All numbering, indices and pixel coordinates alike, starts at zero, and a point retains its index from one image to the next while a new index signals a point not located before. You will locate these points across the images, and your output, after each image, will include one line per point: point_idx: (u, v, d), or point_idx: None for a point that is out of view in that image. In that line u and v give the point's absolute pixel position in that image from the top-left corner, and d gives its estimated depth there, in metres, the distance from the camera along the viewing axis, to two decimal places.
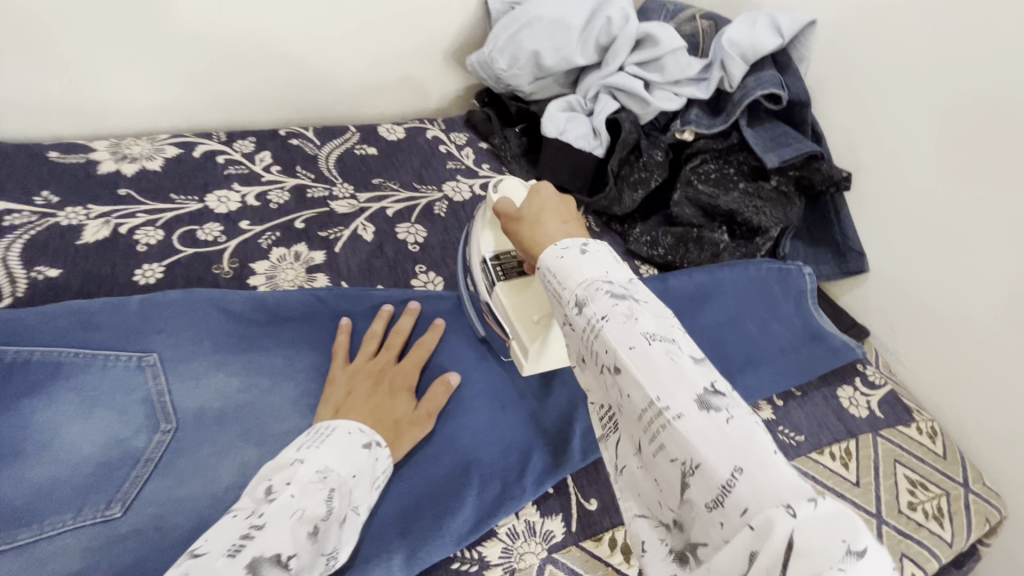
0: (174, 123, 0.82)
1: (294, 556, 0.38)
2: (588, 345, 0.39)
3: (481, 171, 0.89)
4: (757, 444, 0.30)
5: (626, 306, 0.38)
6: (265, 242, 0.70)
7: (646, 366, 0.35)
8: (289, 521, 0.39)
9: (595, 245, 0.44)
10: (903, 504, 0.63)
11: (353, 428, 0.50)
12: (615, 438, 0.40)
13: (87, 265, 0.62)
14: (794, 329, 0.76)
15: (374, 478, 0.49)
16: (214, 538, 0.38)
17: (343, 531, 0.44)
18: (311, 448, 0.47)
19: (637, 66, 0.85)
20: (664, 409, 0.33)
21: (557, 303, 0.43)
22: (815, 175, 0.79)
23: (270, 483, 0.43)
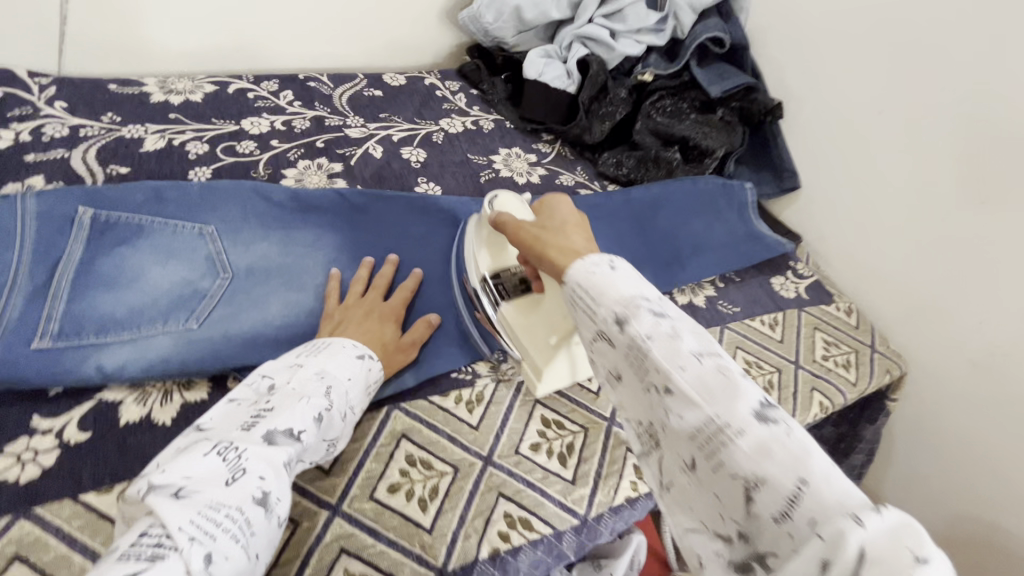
0: (208, 68, 0.96)
1: (301, 433, 0.46)
2: (629, 361, 0.43)
3: (472, 111, 1.04)
4: (817, 460, 0.34)
5: (668, 327, 0.42)
6: (292, 156, 0.84)
7: (702, 388, 0.39)
8: (295, 405, 0.47)
9: (621, 261, 0.47)
10: (818, 355, 0.78)
11: (347, 343, 0.57)
12: (657, 454, 0.43)
13: (150, 166, 0.75)
14: (737, 231, 0.90)
15: (366, 385, 0.56)
16: (227, 417, 0.47)
17: (344, 424, 0.52)
18: (310, 356, 0.54)
19: (604, 18, 1.00)
20: (726, 428, 0.37)
21: (585, 319, 0.47)
22: (753, 105, 0.94)
23: (272, 382, 0.50)
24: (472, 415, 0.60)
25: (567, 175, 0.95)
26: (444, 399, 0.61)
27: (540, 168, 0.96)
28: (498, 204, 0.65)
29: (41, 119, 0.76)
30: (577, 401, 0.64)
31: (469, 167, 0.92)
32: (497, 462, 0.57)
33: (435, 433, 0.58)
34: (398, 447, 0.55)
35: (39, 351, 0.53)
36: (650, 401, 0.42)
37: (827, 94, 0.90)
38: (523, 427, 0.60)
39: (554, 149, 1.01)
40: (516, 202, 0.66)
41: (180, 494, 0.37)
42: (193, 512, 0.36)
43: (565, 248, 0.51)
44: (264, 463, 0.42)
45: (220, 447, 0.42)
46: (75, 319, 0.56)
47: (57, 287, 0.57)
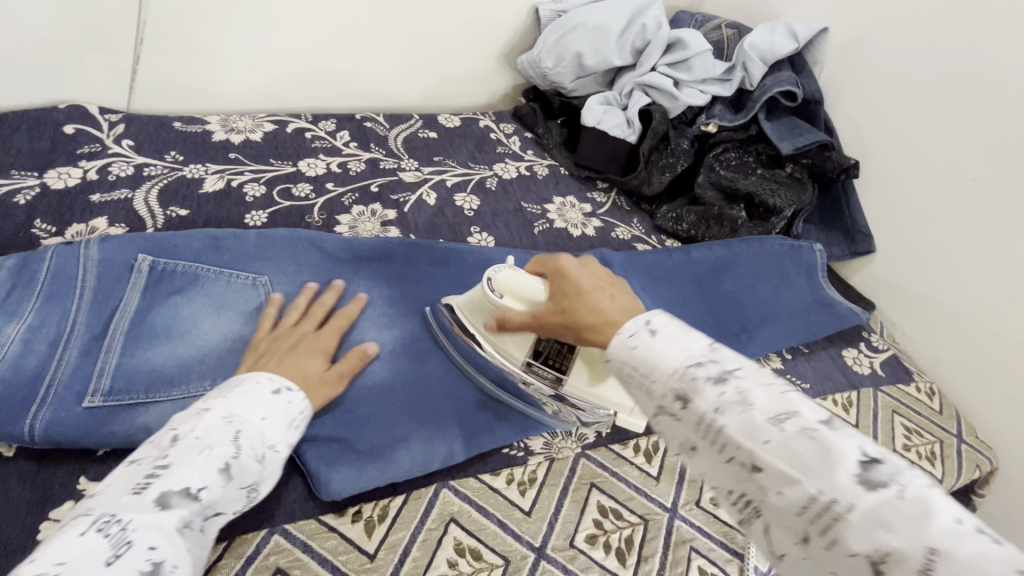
0: (269, 106, 0.97)
1: (202, 489, 0.40)
2: (699, 435, 0.39)
3: (526, 156, 1.01)
4: (941, 519, 0.30)
5: (735, 392, 0.38)
6: (345, 200, 0.83)
7: (796, 461, 0.35)
8: (198, 457, 0.41)
9: (658, 319, 0.44)
10: (897, 445, 0.71)
11: (261, 376, 0.52)
12: (755, 520, 0.38)
13: (208, 208, 0.75)
14: (805, 297, 0.85)
15: (289, 420, 0.51)
16: (117, 479, 0.39)
17: (263, 467, 0.46)
18: (218, 398, 0.48)
19: (669, 67, 0.97)
20: (834, 502, 0.33)
21: (641, 396, 0.44)
22: (826, 163, 0.89)
23: (175, 432, 0.43)
24: (525, 499, 0.56)
25: (623, 228, 0.92)
26: (495, 477, 0.58)
27: (595, 219, 0.92)
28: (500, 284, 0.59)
29: (109, 157, 0.78)
30: (636, 487, 0.59)
31: (522, 216, 0.89)
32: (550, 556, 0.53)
33: (485, 517, 0.54)
34: (446, 533, 0.52)
35: (91, 407, 0.54)
36: (675, 432, 0.42)
37: (907, 154, 0.85)
38: (579, 515, 0.56)
39: (609, 199, 0.97)
40: (521, 274, 0.58)
41: None
42: None
43: (598, 315, 0.48)
44: (157, 530, 0.36)
45: (102, 520, 0.35)
46: (127, 374, 0.57)
47: (112, 340, 0.59)
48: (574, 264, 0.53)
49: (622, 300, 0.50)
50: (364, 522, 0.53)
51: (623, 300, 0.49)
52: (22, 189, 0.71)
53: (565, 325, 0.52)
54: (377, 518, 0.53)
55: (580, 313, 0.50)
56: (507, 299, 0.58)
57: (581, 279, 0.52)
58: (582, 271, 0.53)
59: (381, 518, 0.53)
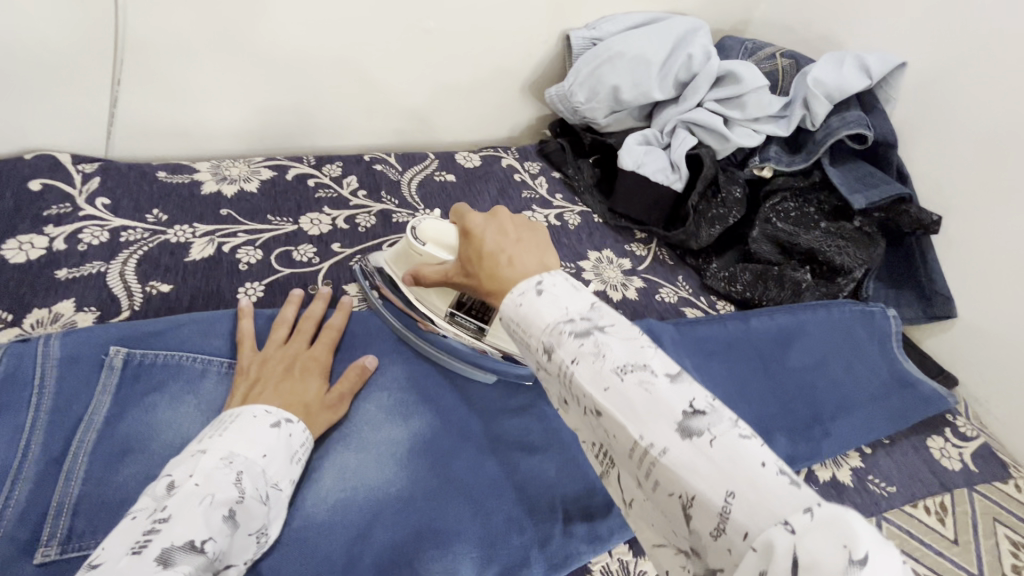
0: (267, 147, 0.86)
1: (207, 542, 0.38)
2: (585, 424, 0.37)
3: (555, 201, 0.90)
4: (824, 505, 0.26)
5: (592, 345, 0.35)
6: (355, 265, 0.73)
7: (646, 427, 0.32)
8: (199, 506, 0.39)
9: (549, 280, 0.40)
10: (1008, 567, 0.60)
11: (258, 411, 0.49)
12: (614, 474, 0.36)
13: (195, 282, 0.65)
14: (882, 374, 0.74)
15: (291, 453, 0.49)
16: (113, 542, 0.37)
17: (268, 509, 0.46)
18: (213, 438, 0.46)
19: (717, 103, 0.86)
20: (648, 449, 0.32)
21: (527, 354, 0.40)
22: (901, 218, 0.77)
23: (172, 479, 0.42)
24: None
25: (668, 289, 0.81)
26: None
27: (637, 278, 0.81)
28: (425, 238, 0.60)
29: (80, 220, 0.67)
30: None
31: None
32: None
33: None
34: None
35: (44, 564, 0.43)
36: (553, 387, 0.39)
37: (1002, 213, 0.73)
38: None
39: (650, 252, 0.86)
40: (443, 227, 0.60)
41: None
42: None
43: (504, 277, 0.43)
44: None
45: None
46: (91, 511, 0.46)
47: (73, 465, 0.47)
48: (477, 222, 0.48)
49: (525, 260, 0.43)
50: None
51: (523, 258, 0.43)
52: None
53: (473, 285, 0.49)
54: None
55: (482, 277, 0.45)
56: (430, 247, 0.60)
57: (484, 240, 0.46)
58: (489, 227, 0.47)
59: None
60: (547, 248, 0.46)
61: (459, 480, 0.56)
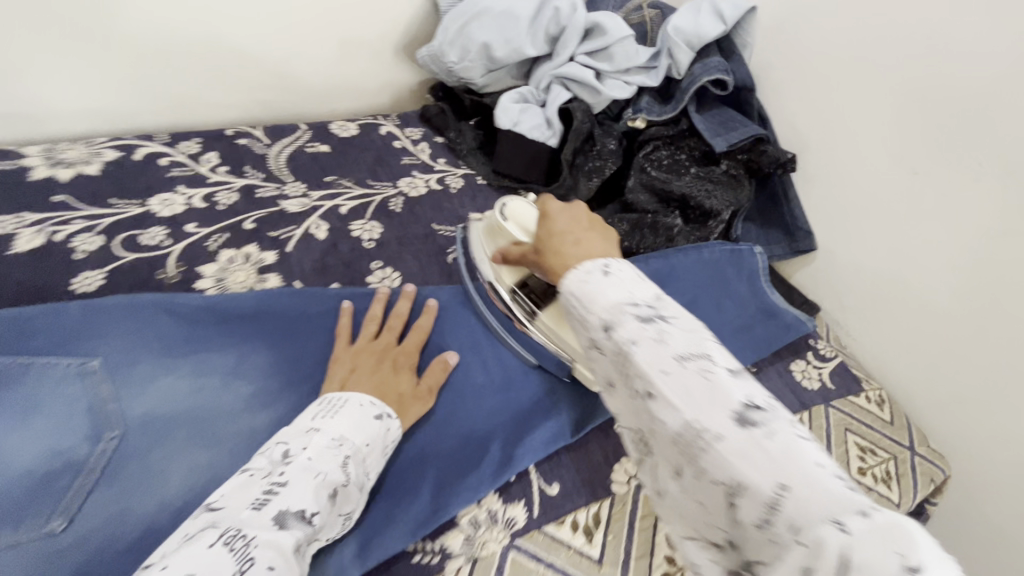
0: (113, 126, 0.79)
1: (315, 514, 0.41)
2: (617, 368, 0.38)
3: (437, 165, 0.89)
4: (925, 543, 0.26)
5: (657, 332, 0.36)
6: (211, 245, 0.68)
7: (688, 397, 0.34)
8: (311, 480, 0.42)
9: (618, 265, 0.41)
10: (853, 470, 0.66)
11: (365, 401, 0.51)
12: (648, 461, 0.38)
13: (20, 276, 0.59)
14: (749, 306, 0.79)
15: (384, 447, 0.50)
16: (237, 491, 0.41)
17: (360, 496, 0.47)
18: (326, 419, 0.48)
19: (588, 56, 0.86)
20: (704, 431, 0.33)
21: (580, 329, 0.41)
22: (761, 158, 0.81)
23: (287, 448, 0.45)
24: None
25: None
26: None
27: None
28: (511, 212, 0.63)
29: None
30: None
31: (434, 241, 0.77)
32: None
33: None
34: None
35: None
36: (604, 370, 0.40)
37: (847, 146, 0.77)
38: None
39: None
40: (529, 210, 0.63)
41: None
42: None
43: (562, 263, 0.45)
44: (276, 551, 0.37)
45: (229, 534, 0.36)
46: None
47: None
48: (554, 206, 0.53)
49: (591, 246, 0.47)
50: None
51: (590, 243, 0.47)
52: None
53: (538, 261, 0.52)
54: None
55: (546, 255, 0.49)
56: (510, 225, 0.63)
57: (555, 224, 0.52)
58: (563, 211, 0.53)
59: None
60: (613, 244, 0.49)
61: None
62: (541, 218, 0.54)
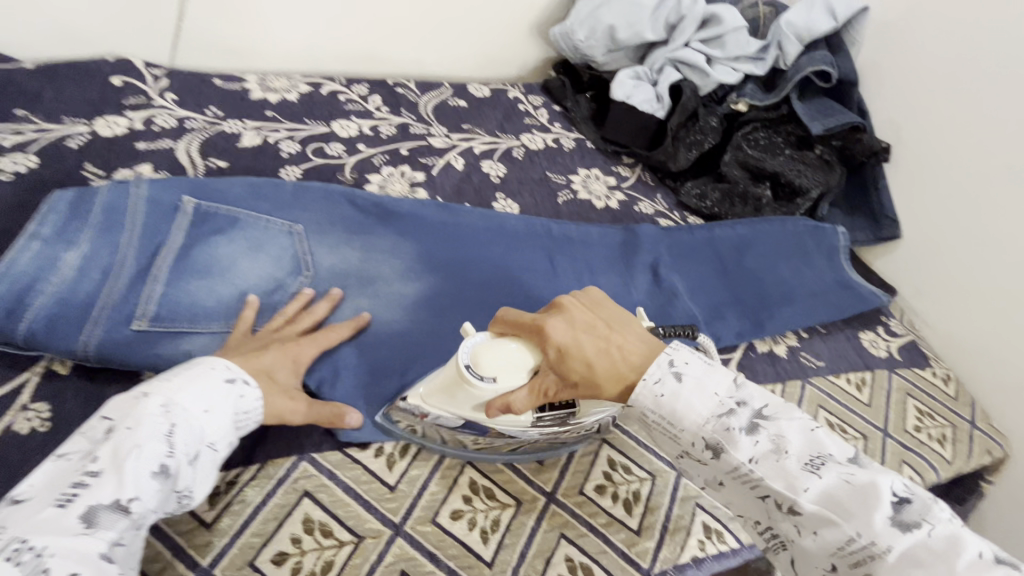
0: (305, 68, 0.99)
1: (132, 501, 0.39)
2: (741, 482, 0.42)
3: (553, 128, 1.03)
4: (965, 551, 0.35)
5: (795, 454, 0.41)
6: (376, 161, 0.85)
7: (912, 559, 0.36)
8: (125, 465, 0.39)
9: (680, 355, 0.46)
10: (909, 425, 0.72)
11: (216, 365, 0.49)
12: (787, 557, 0.42)
13: (246, 161, 0.79)
14: (827, 278, 0.85)
15: (237, 413, 0.48)
16: (46, 483, 0.39)
17: (198, 468, 0.44)
18: (160, 384, 0.46)
19: (702, 43, 0.97)
20: (868, 544, 0.37)
21: (667, 441, 0.46)
22: (855, 145, 0.89)
23: (111, 423, 0.42)
24: None
25: (646, 203, 0.93)
26: None
27: (619, 192, 0.93)
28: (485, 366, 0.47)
29: (152, 108, 0.82)
30: (645, 445, 0.60)
31: (548, 185, 0.91)
32: (560, 501, 0.54)
33: (499, 461, 0.56)
34: (462, 472, 0.54)
35: (139, 330, 0.55)
36: (700, 471, 0.46)
37: (947, 141, 0.83)
38: (589, 466, 0.57)
39: (634, 173, 0.98)
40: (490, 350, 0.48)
41: None
42: None
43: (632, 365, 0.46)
44: (77, 558, 0.35)
45: (11, 548, 0.33)
46: (170, 305, 0.58)
47: (156, 271, 0.59)
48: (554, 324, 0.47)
49: (631, 346, 0.47)
50: (385, 456, 0.54)
51: (628, 344, 0.47)
52: (74, 134, 0.75)
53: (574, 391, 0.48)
54: (398, 453, 0.55)
55: (589, 386, 0.47)
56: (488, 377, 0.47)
57: (582, 345, 0.47)
58: (575, 330, 0.47)
59: (402, 454, 0.55)
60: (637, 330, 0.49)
61: (465, 310, 0.69)
62: (535, 326, 0.48)
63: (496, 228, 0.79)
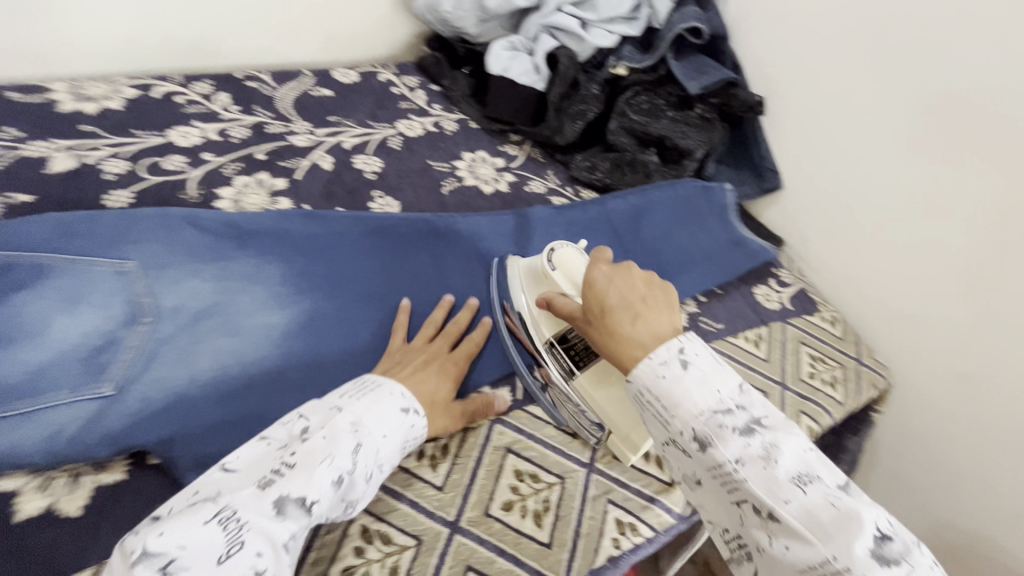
0: (130, 67, 0.85)
1: (315, 504, 0.40)
2: (657, 419, 0.43)
3: (432, 110, 0.95)
4: (865, 528, 0.34)
5: (699, 385, 0.41)
6: (227, 171, 0.74)
7: (817, 528, 0.35)
8: (321, 466, 0.42)
9: (691, 346, 0.44)
10: (804, 373, 0.74)
11: (396, 391, 0.51)
12: (700, 498, 0.42)
13: (58, 191, 0.66)
14: (720, 238, 0.86)
15: (405, 440, 0.50)
16: (253, 464, 0.42)
17: (368, 486, 0.46)
18: (352, 399, 0.49)
19: (574, 6, 0.92)
20: (835, 563, 0.33)
21: (656, 423, 0.44)
22: (733, 101, 0.88)
23: (307, 425, 0.46)
24: (437, 474, 0.54)
25: (538, 181, 0.89)
26: (405, 456, 0.54)
27: (508, 173, 0.89)
28: (560, 262, 0.60)
29: None
30: (552, 447, 0.59)
31: (430, 175, 0.84)
32: (464, 529, 0.51)
33: (395, 498, 0.51)
34: (352, 521, 0.49)
35: None
36: (644, 415, 0.45)
37: (814, 90, 0.84)
38: (494, 482, 0.54)
39: (523, 151, 0.94)
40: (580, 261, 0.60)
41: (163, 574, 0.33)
42: None
43: (643, 336, 0.46)
44: (263, 537, 0.37)
45: (224, 514, 0.37)
46: None
47: None
48: (601, 277, 0.52)
49: (652, 321, 0.47)
50: None
51: (649, 320, 0.47)
52: None
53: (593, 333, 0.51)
54: None
55: (602, 334, 0.49)
56: (558, 274, 0.60)
57: (607, 293, 0.51)
58: (614, 280, 0.51)
59: None
60: (674, 307, 0.49)
61: (345, 331, 0.63)
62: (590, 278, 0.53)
63: (375, 230, 0.72)
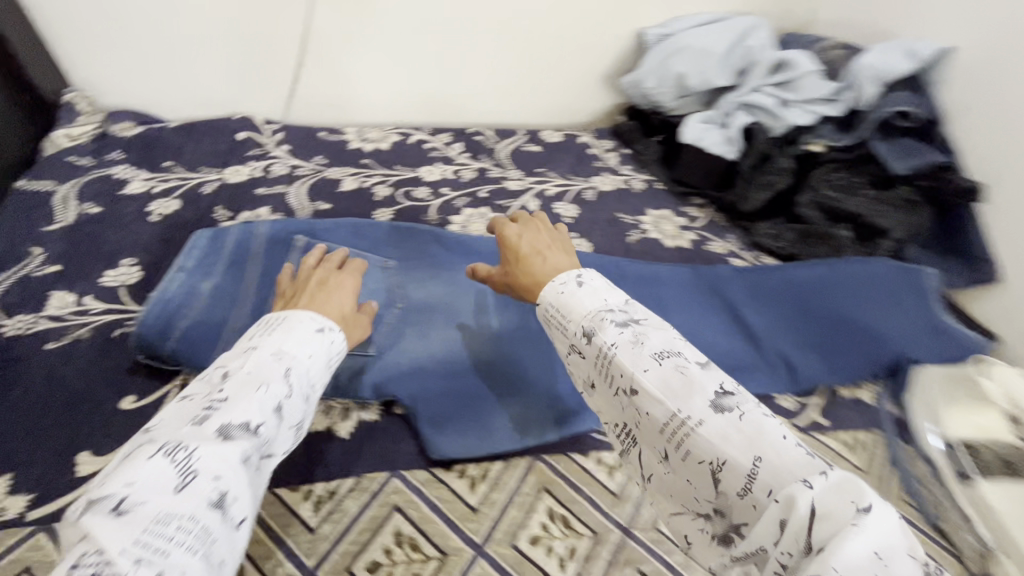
0: (396, 119, 1.11)
1: (260, 425, 0.42)
2: (598, 370, 0.42)
3: (623, 171, 1.06)
4: (781, 442, 0.34)
5: (632, 333, 0.41)
6: (458, 204, 0.93)
7: (665, 387, 0.38)
8: (253, 394, 0.43)
9: (590, 274, 0.48)
10: None
11: (304, 317, 0.52)
12: (635, 451, 0.42)
13: (346, 204, 0.89)
14: (919, 322, 0.79)
15: (329, 359, 0.51)
16: (174, 415, 0.41)
17: (305, 405, 0.47)
18: (263, 337, 0.49)
19: (773, 87, 0.99)
20: (688, 419, 0.37)
21: (560, 336, 0.46)
22: (944, 185, 0.85)
23: (226, 369, 0.45)
24: (612, 480, 0.61)
25: (718, 242, 0.94)
26: (586, 458, 0.62)
27: (692, 232, 0.95)
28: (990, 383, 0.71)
29: (269, 159, 0.96)
30: None
31: (618, 225, 0.94)
32: (634, 534, 0.57)
33: (574, 490, 0.60)
34: (540, 501, 0.58)
35: None
36: (580, 369, 0.45)
37: None
38: None
39: (705, 214, 1.00)
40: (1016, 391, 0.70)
41: (119, 510, 0.34)
42: (139, 531, 0.33)
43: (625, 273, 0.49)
44: (220, 461, 0.38)
45: (169, 446, 0.38)
46: None
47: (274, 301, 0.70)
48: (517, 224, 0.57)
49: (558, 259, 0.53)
50: (468, 479, 0.59)
51: (554, 256, 0.53)
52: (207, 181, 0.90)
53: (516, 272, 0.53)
54: (479, 476, 0.60)
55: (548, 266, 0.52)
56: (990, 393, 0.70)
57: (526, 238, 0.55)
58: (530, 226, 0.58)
59: (482, 477, 0.59)
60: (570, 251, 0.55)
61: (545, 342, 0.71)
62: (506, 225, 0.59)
63: None
